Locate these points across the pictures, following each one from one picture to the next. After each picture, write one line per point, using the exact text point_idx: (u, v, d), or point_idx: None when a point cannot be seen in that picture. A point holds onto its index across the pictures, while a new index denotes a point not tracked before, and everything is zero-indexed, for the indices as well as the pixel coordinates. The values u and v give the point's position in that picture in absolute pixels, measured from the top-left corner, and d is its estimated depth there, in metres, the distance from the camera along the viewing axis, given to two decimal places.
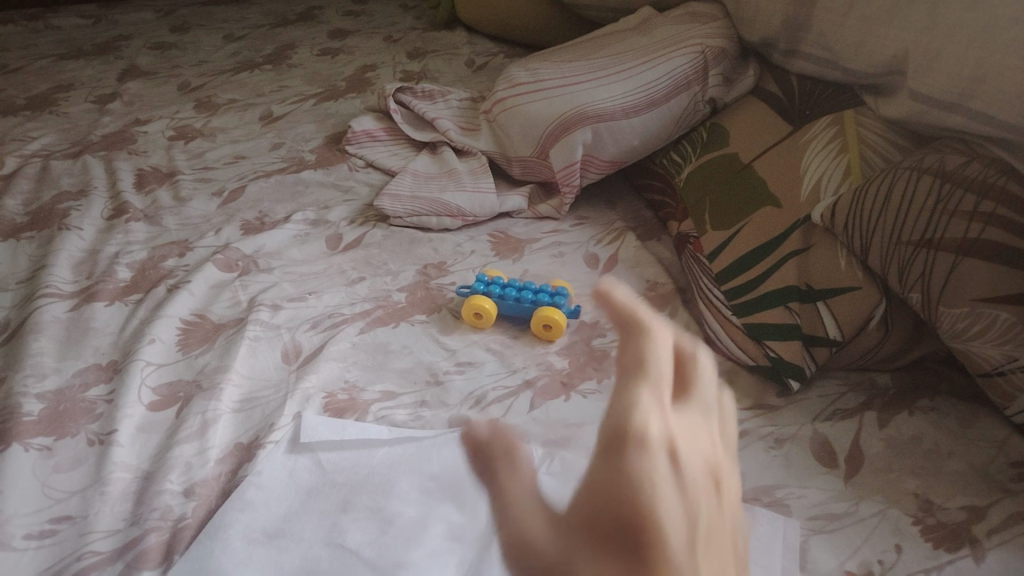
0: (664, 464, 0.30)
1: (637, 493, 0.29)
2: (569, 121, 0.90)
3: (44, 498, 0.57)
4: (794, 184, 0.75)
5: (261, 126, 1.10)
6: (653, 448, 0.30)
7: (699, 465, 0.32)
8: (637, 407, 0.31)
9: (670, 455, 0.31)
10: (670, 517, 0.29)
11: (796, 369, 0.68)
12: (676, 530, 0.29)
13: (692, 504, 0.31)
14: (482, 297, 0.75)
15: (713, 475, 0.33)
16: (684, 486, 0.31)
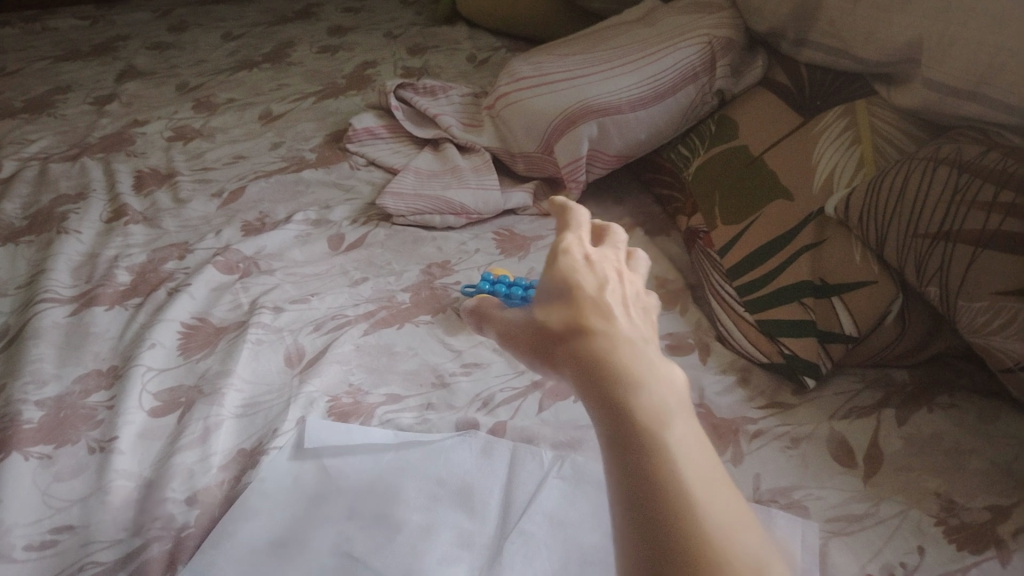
0: (580, 255, 0.41)
1: (560, 264, 0.40)
2: (574, 115, 0.89)
3: (45, 508, 0.55)
4: (806, 176, 0.74)
5: (261, 125, 1.08)
6: (574, 249, 0.42)
7: (610, 259, 0.43)
8: (562, 240, 0.42)
9: (587, 257, 0.41)
10: (583, 273, 0.40)
11: (811, 366, 0.66)
12: (596, 289, 0.39)
13: (612, 281, 0.40)
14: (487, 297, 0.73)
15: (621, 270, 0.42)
16: (598, 270, 0.41)
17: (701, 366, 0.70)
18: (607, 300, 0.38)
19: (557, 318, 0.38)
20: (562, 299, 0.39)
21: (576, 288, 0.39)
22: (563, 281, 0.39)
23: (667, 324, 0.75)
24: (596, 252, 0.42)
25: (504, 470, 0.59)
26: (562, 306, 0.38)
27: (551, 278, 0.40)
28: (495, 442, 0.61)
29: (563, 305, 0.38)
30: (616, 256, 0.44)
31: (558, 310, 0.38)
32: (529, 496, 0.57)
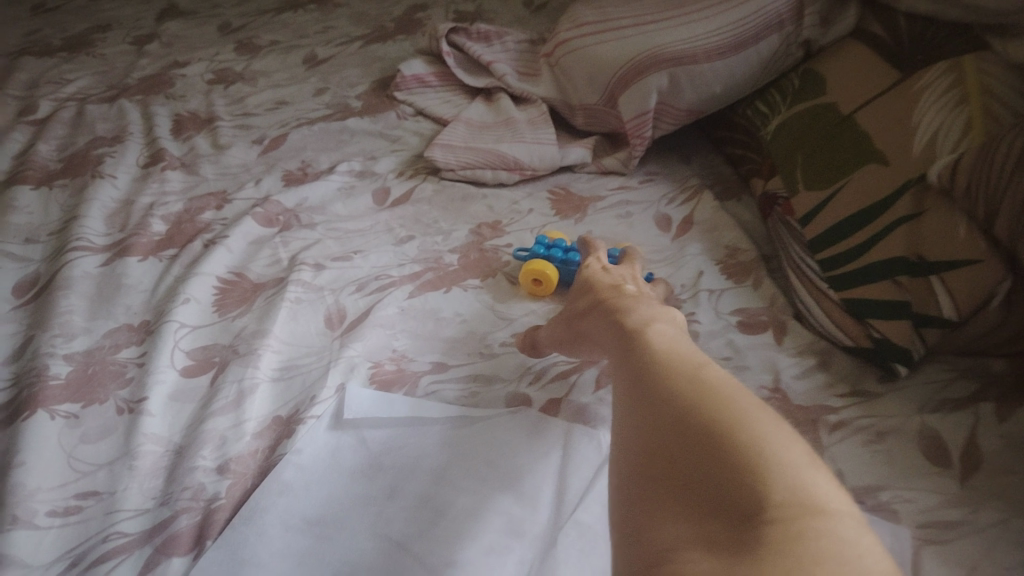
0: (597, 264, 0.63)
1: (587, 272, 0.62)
2: (642, 65, 0.82)
3: (70, 471, 0.52)
4: (905, 140, 0.65)
5: (305, 70, 1.03)
6: (594, 259, 0.64)
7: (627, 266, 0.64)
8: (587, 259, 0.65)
9: (602, 266, 0.63)
10: (601, 272, 0.62)
11: (903, 353, 0.59)
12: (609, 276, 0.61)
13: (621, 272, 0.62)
14: (542, 261, 0.68)
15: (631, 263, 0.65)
16: (614, 270, 0.63)
17: (775, 347, 0.64)
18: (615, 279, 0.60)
19: (580, 293, 0.60)
20: (586, 286, 0.60)
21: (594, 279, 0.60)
22: (588, 278, 0.61)
23: (737, 299, 0.69)
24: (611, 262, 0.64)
25: (559, 452, 0.54)
26: (585, 287, 0.60)
27: (583, 276, 0.62)
28: (548, 421, 0.56)
29: (584, 287, 0.60)
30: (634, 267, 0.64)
31: (583, 291, 0.60)
32: (586, 482, 0.52)
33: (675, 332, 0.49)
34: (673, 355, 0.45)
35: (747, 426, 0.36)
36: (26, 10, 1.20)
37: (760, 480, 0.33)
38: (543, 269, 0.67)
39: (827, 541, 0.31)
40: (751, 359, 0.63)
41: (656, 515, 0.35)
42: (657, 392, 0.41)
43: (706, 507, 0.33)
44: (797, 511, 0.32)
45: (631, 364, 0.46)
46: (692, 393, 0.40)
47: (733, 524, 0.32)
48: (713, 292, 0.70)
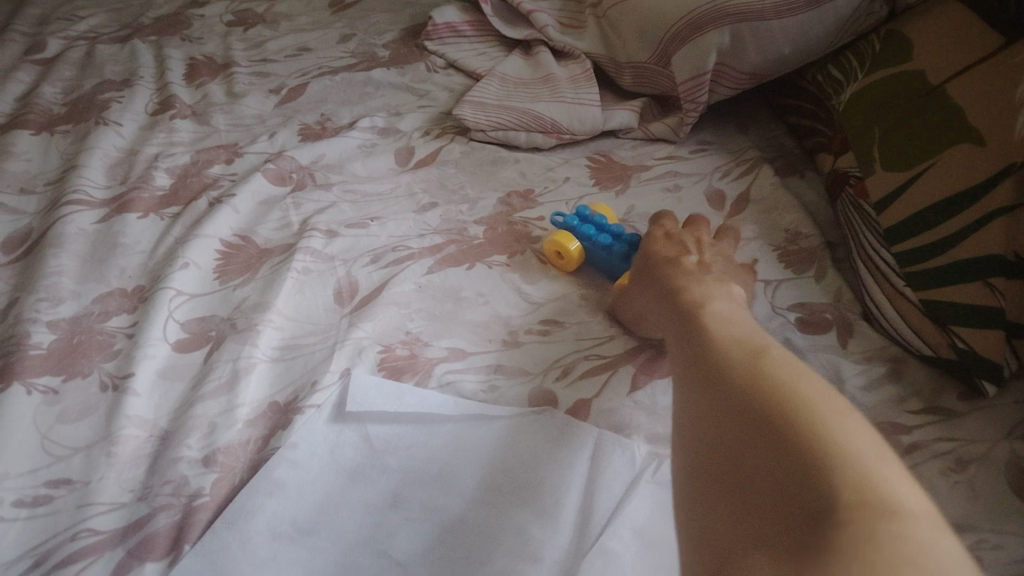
0: (663, 227, 0.59)
1: (648, 238, 0.58)
2: (702, 19, 0.72)
3: (42, 455, 0.47)
4: (1009, 116, 0.55)
5: (330, 14, 0.95)
6: (660, 224, 0.60)
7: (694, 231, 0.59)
8: (651, 224, 0.61)
9: (666, 229, 0.59)
10: (665, 240, 0.57)
11: (992, 369, 0.51)
12: (670, 247, 0.56)
13: (689, 241, 0.58)
14: (564, 235, 0.61)
15: (694, 228, 0.60)
16: (680, 236, 0.58)
17: (840, 350, 0.57)
18: (680, 250, 0.56)
19: (640, 265, 0.56)
20: (645, 256, 0.56)
21: (657, 250, 0.56)
22: (649, 245, 0.57)
23: (796, 293, 0.61)
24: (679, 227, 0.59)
25: (586, 463, 0.48)
26: (644, 258, 0.56)
27: (646, 242, 0.58)
28: (575, 426, 0.50)
29: (643, 260, 0.56)
30: (703, 231, 0.59)
31: (643, 262, 0.56)
32: (615, 501, 0.46)
33: (733, 314, 0.46)
34: (728, 339, 0.42)
35: (801, 415, 0.33)
36: None
37: (826, 478, 0.29)
38: (563, 245, 0.60)
39: (904, 550, 0.26)
40: (812, 364, 0.55)
41: (722, 522, 0.32)
42: (710, 383, 0.38)
43: (770, 511, 0.30)
44: (866, 511, 0.28)
45: (686, 350, 0.43)
46: (758, 382, 0.36)
47: (799, 528, 0.29)
48: (770, 283, 0.62)
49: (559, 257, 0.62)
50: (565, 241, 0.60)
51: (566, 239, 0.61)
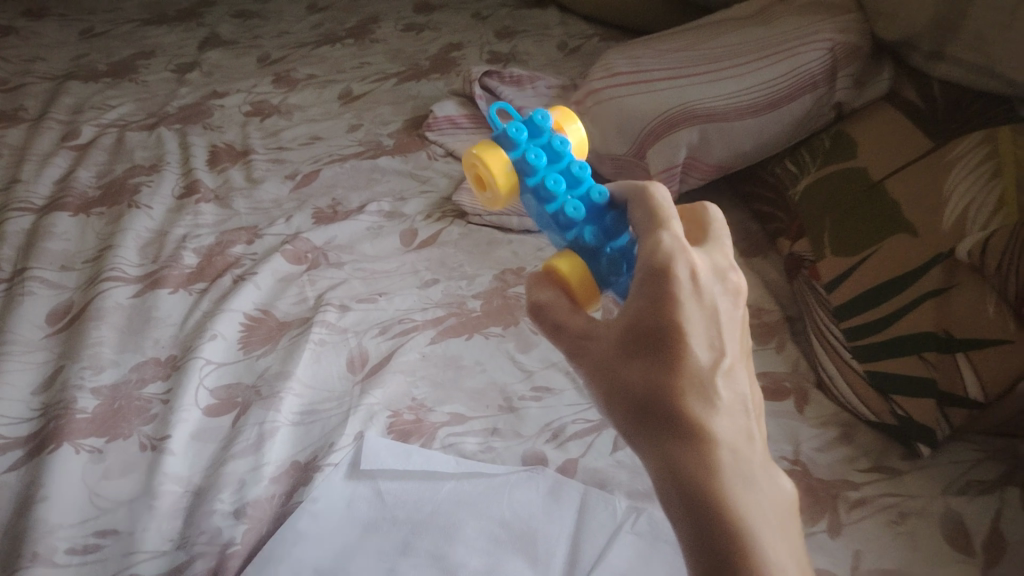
0: (686, 281, 0.37)
1: (661, 307, 0.37)
2: (673, 119, 0.82)
3: (90, 508, 0.53)
4: (935, 211, 0.64)
5: (340, 106, 1.04)
6: (679, 264, 0.37)
7: (724, 291, 0.39)
8: (658, 240, 0.38)
9: (693, 283, 0.37)
10: (691, 328, 0.37)
11: (926, 433, 0.59)
12: (698, 350, 0.37)
13: (716, 316, 0.38)
14: (497, 158, 0.43)
15: (725, 278, 0.39)
16: (708, 305, 0.38)
17: (797, 415, 0.64)
18: (714, 360, 0.37)
19: (639, 356, 0.37)
20: (654, 351, 0.37)
21: (676, 346, 0.37)
22: (664, 319, 0.37)
23: (759, 362, 0.69)
24: (703, 269, 0.38)
25: (573, 516, 0.55)
26: (650, 352, 0.37)
27: (656, 311, 0.37)
28: (564, 482, 0.57)
29: (647, 356, 0.37)
30: (735, 286, 0.40)
31: (648, 362, 0.37)
32: (598, 551, 0.53)
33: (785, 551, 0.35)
34: None
35: None
36: (73, 31, 1.22)
37: None
38: (488, 170, 0.43)
39: None
40: (773, 427, 0.63)
41: None
42: None
43: None
44: None
45: None
46: None
47: None
48: None
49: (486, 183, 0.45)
50: (487, 161, 0.43)
51: (493, 159, 0.43)
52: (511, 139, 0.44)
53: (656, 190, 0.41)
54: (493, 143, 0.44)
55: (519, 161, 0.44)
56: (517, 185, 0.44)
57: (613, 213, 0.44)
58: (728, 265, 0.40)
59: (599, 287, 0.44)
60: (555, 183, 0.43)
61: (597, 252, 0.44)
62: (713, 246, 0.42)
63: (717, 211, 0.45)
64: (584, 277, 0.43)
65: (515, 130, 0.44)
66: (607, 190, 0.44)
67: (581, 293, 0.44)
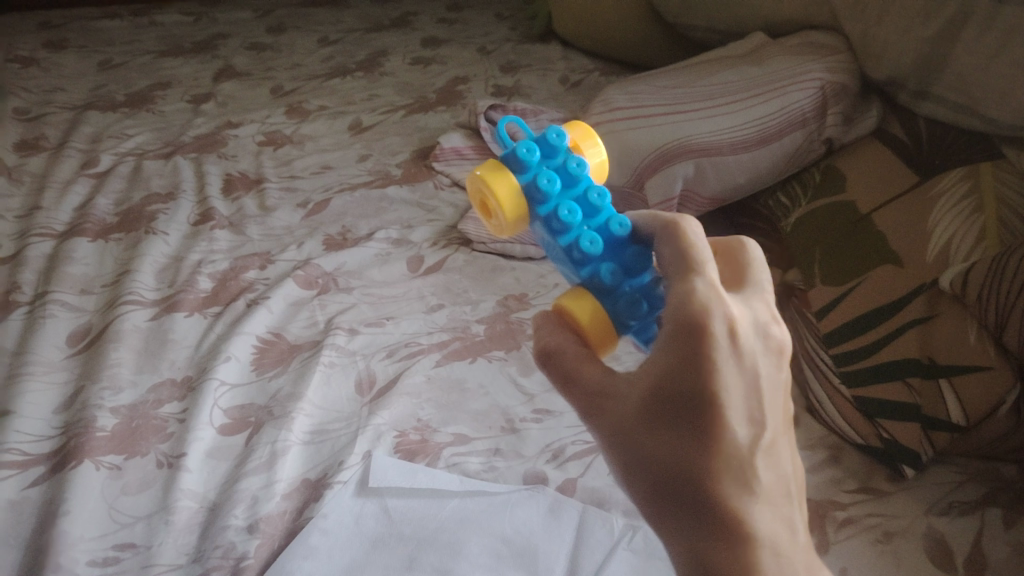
0: (723, 341, 0.34)
1: (697, 374, 0.34)
2: (669, 153, 0.85)
3: (110, 522, 0.56)
4: (919, 244, 0.68)
5: (350, 137, 1.08)
6: (715, 319, 0.34)
7: (765, 350, 0.36)
8: (690, 289, 0.35)
9: (733, 349, 0.35)
10: (728, 399, 0.35)
11: (912, 455, 0.61)
12: (735, 425, 0.35)
13: (756, 381, 0.35)
14: (504, 183, 0.42)
15: (768, 335, 0.36)
16: (748, 369, 0.35)
17: None
18: (752, 434, 0.35)
19: (666, 426, 0.36)
20: (686, 423, 0.35)
21: (711, 420, 0.35)
22: (699, 393, 0.34)
23: None
24: (743, 325, 0.35)
25: (572, 533, 0.57)
26: (679, 424, 0.35)
27: (688, 378, 0.34)
28: (564, 501, 0.59)
29: (675, 427, 0.35)
30: (776, 340, 0.37)
31: (676, 434, 0.35)
32: (596, 567, 0.55)
33: None
34: None
35: None
36: (92, 62, 1.26)
37: None
38: (494, 194, 0.42)
39: None
40: None
41: None
42: None
43: None
44: None
45: None
46: None
47: None
48: None
49: (492, 209, 0.43)
50: (491, 184, 0.42)
51: (498, 182, 0.42)
52: (521, 160, 0.42)
53: (687, 225, 0.38)
54: (502, 164, 0.43)
55: (530, 185, 0.42)
56: (525, 211, 0.42)
57: (635, 247, 0.41)
58: (770, 319, 0.37)
59: (617, 329, 0.42)
60: (568, 213, 0.41)
61: (616, 290, 0.41)
62: (755, 293, 0.38)
63: (756, 248, 0.41)
64: (598, 318, 0.41)
65: (528, 152, 0.42)
66: (628, 222, 0.41)
67: (594, 336, 0.41)
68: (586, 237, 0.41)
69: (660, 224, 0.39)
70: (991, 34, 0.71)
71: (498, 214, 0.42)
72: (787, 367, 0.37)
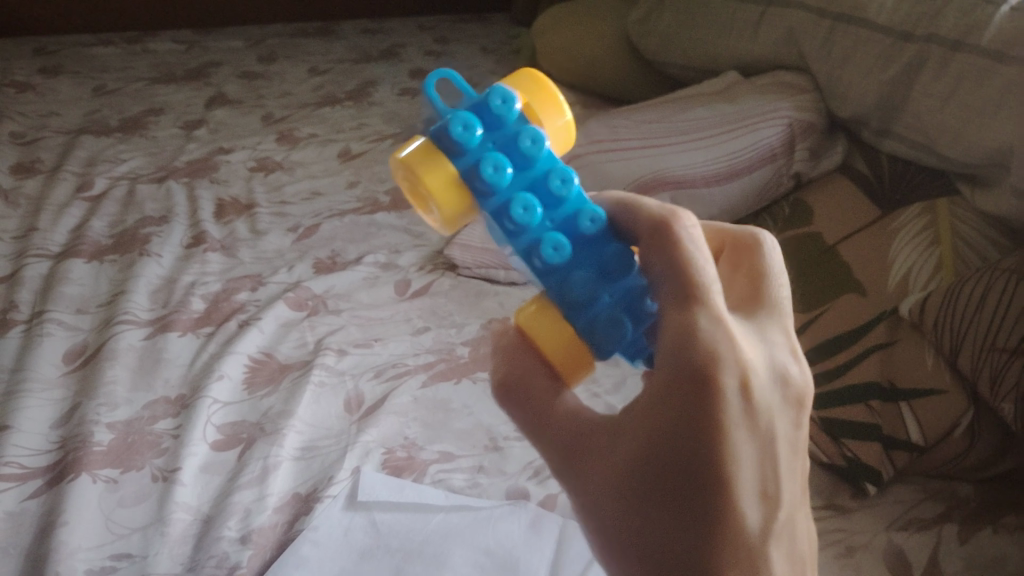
0: (737, 398, 0.35)
1: (708, 440, 0.34)
2: (647, 184, 0.89)
3: (107, 533, 0.60)
4: (881, 272, 0.72)
5: (339, 164, 1.11)
6: (729, 372, 0.35)
7: (781, 401, 0.37)
8: (695, 322, 0.35)
9: (745, 406, 0.35)
10: (743, 464, 0.35)
11: (873, 473, 0.65)
12: (749, 498, 0.35)
13: (770, 437, 0.36)
14: (439, 178, 0.37)
15: (785, 382, 0.38)
16: (762, 427, 0.36)
17: None
18: (764, 505, 0.36)
19: (667, 499, 0.35)
20: (694, 499, 0.34)
21: (720, 487, 0.34)
22: (709, 458, 0.34)
23: None
24: (756, 376, 0.36)
25: (552, 546, 0.61)
26: (686, 499, 0.34)
27: (695, 442, 0.34)
28: (545, 516, 0.62)
29: (679, 504, 0.35)
30: (786, 391, 0.38)
31: (680, 511, 0.35)
32: None
33: None
34: None
35: None
36: (86, 88, 1.29)
37: None
38: (430, 190, 0.38)
39: None
40: None
41: None
42: None
43: None
44: None
45: None
46: None
47: None
48: None
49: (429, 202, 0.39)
50: (422, 175, 0.38)
51: (429, 175, 0.38)
52: (458, 142, 0.37)
53: (682, 222, 0.37)
54: (434, 146, 0.38)
55: (471, 169, 0.37)
56: (468, 203, 0.39)
57: (612, 251, 0.38)
58: (787, 358, 0.38)
59: (592, 347, 0.39)
60: (524, 210, 0.37)
61: (593, 302, 0.38)
62: (770, 321, 0.39)
63: (771, 238, 0.43)
64: (568, 348, 0.39)
65: (466, 130, 0.37)
66: (599, 217, 0.38)
67: (560, 365, 0.39)
68: (549, 242, 0.37)
69: (649, 223, 0.38)
70: (943, 80, 0.75)
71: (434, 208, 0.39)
72: (804, 422, 0.39)
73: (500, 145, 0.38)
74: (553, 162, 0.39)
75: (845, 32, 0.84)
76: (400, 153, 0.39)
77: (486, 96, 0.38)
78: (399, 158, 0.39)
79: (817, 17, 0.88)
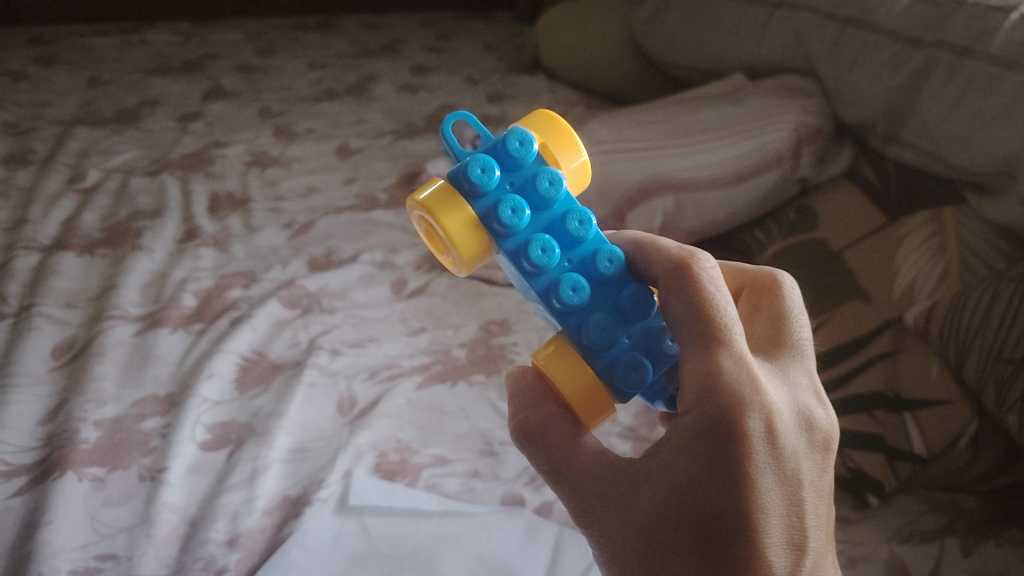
0: (762, 442, 0.35)
1: (733, 484, 0.35)
2: (650, 187, 0.86)
3: (92, 533, 0.58)
4: (886, 281, 0.71)
5: (337, 160, 1.09)
6: (754, 416, 0.35)
7: (808, 446, 0.37)
8: (718, 365, 0.36)
9: (771, 451, 0.35)
10: (770, 510, 0.35)
11: (877, 485, 0.64)
12: (776, 546, 0.35)
13: (797, 483, 0.36)
14: (454, 219, 0.41)
15: (811, 427, 0.38)
16: (788, 472, 0.36)
17: None
18: (791, 554, 0.36)
19: (691, 544, 0.35)
20: (718, 543, 0.35)
21: (744, 534, 0.35)
22: (735, 504, 0.35)
23: None
24: (781, 420, 0.36)
25: (547, 555, 0.60)
26: (710, 545, 0.35)
27: (718, 485, 0.35)
28: (540, 524, 0.62)
29: (703, 549, 0.35)
30: (813, 436, 0.38)
31: (705, 557, 0.35)
32: None
33: None
34: None
35: None
36: (81, 78, 1.27)
37: None
38: (445, 232, 0.41)
39: None
40: None
41: None
42: None
43: None
44: None
45: None
46: None
47: None
48: None
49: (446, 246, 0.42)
50: (439, 217, 0.41)
51: (445, 215, 0.41)
52: (476, 184, 0.41)
53: (701, 262, 0.39)
54: (452, 188, 0.42)
55: (489, 211, 0.41)
56: (484, 243, 0.42)
57: (632, 294, 0.41)
58: (812, 401, 0.39)
59: (611, 389, 0.40)
60: (542, 250, 0.40)
61: (613, 344, 0.40)
62: (792, 363, 0.40)
63: (788, 279, 0.44)
64: (587, 385, 0.40)
65: (484, 172, 0.41)
66: (617, 257, 0.41)
67: (581, 407, 0.40)
68: (568, 283, 0.40)
69: (669, 262, 0.40)
70: (952, 87, 0.73)
71: (451, 250, 0.42)
72: (831, 464, 0.39)
73: (517, 186, 0.42)
74: (569, 205, 0.43)
75: (853, 36, 0.83)
76: (418, 196, 0.42)
77: (504, 139, 0.42)
78: (417, 200, 0.41)
79: (825, 20, 0.87)
